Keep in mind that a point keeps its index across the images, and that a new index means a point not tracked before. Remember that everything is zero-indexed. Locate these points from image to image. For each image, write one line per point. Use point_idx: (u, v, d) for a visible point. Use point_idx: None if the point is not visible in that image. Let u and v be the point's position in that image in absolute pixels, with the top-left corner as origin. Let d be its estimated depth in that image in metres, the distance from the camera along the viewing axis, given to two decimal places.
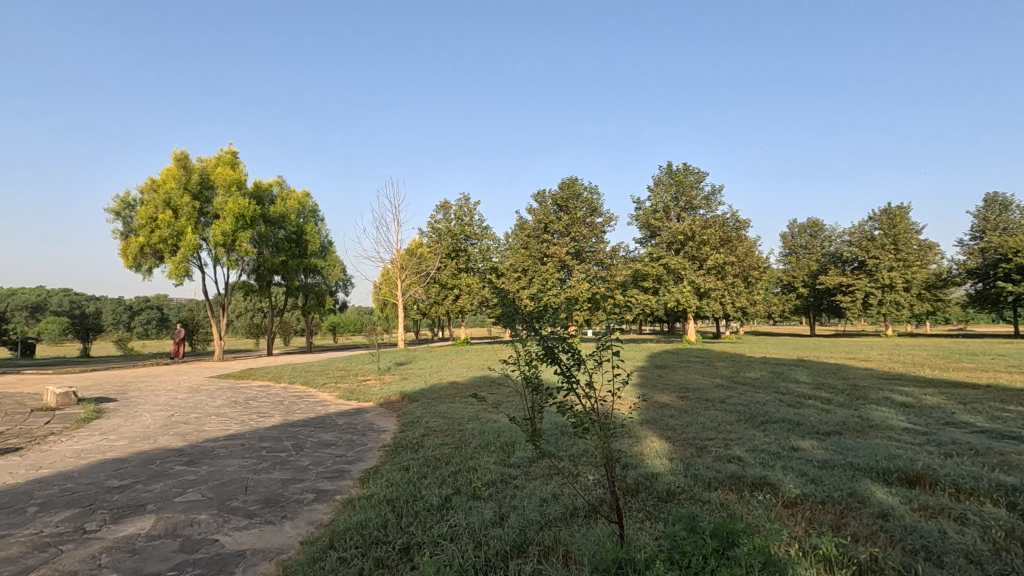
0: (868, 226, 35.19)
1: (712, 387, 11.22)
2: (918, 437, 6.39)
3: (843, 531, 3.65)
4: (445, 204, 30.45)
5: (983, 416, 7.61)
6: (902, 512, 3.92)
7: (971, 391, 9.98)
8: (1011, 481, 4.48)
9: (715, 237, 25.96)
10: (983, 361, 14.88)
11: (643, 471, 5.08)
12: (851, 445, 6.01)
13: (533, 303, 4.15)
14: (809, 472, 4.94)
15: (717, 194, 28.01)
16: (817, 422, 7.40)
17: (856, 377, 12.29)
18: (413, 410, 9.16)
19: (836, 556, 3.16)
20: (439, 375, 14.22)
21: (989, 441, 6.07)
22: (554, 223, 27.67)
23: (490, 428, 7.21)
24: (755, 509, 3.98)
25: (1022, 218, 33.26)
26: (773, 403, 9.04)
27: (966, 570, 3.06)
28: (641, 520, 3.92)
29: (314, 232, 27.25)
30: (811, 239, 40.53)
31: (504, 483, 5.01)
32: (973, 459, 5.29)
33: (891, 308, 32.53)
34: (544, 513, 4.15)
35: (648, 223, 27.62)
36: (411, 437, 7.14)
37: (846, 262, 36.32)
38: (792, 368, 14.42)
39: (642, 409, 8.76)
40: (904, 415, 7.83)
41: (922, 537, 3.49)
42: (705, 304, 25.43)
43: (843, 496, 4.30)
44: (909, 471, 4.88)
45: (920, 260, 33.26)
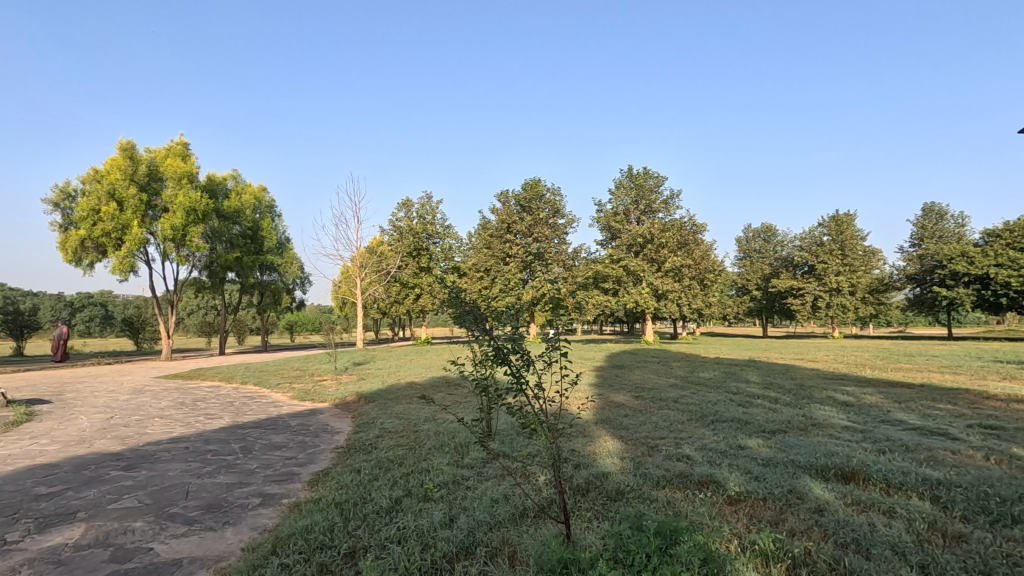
0: (817, 232, 36.71)
1: (667, 387, 11.47)
2: (855, 434, 6.69)
3: (781, 527, 3.79)
4: (407, 201, 30.05)
5: (916, 414, 8.02)
6: (836, 507, 4.09)
7: (906, 391, 10.50)
8: (937, 476, 4.74)
9: (673, 241, 26.57)
10: (918, 362, 15.82)
11: (594, 471, 5.12)
12: (794, 443, 6.25)
13: (491, 303, 4.17)
14: (752, 470, 5.09)
15: (675, 198, 28.66)
16: (763, 421, 7.65)
17: (803, 377, 12.77)
18: (368, 411, 9.05)
19: (772, 550, 3.27)
20: (398, 375, 14.05)
21: (920, 438, 6.41)
22: (516, 223, 27.71)
23: (446, 429, 7.19)
24: (699, 507, 4.08)
25: (955, 227, 35.41)
26: (723, 403, 9.28)
27: (890, 561, 3.21)
28: (589, 520, 3.96)
29: (270, 229, 26.48)
30: (764, 244, 41.93)
31: (456, 484, 5.00)
32: (904, 455, 5.57)
33: (838, 310, 33.96)
34: (493, 515, 4.15)
35: (608, 226, 28.01)
36: (365, 438, 7.05)
37: (797, 267, 37.85)
38: (744, 368, 14.88)
39: (597, 408, 8.85)
40: (843, 413, 8.21)
41: (853, 531, 3.65)
42: (663, 306, 25.99)
43: (782, 492, 4.46)
44: (845, 467, 5.11)
45: (865, 265, 34.92)
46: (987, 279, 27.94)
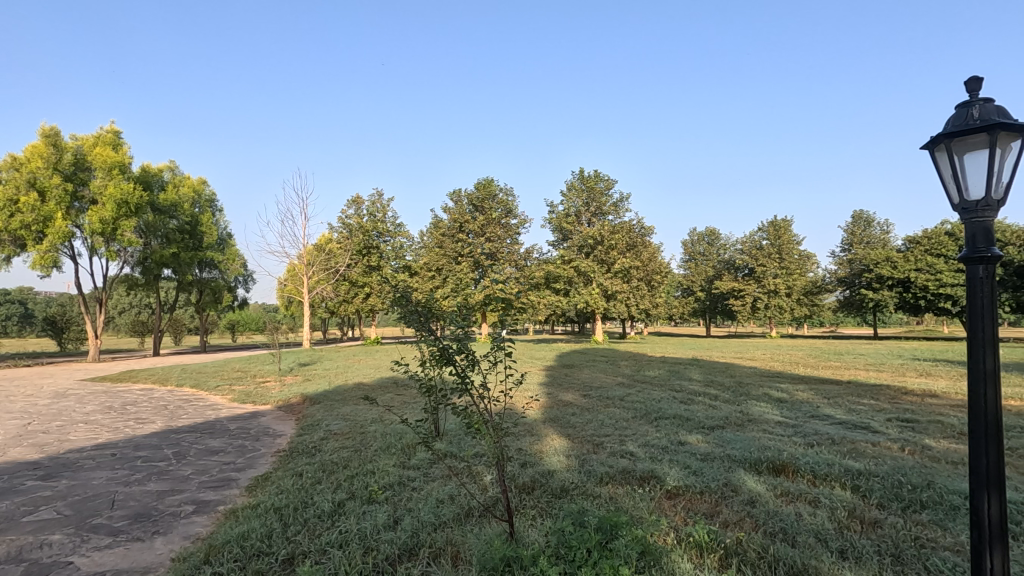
0: (758, 237, 38.39)
1: (613, 385, 11.73)
2: (787, 429, 7.06)
3: (715, 518, 3.95)
4: (357, 198, 29.35)
5: (842, 409, 8.56)
6: (766, 499, 4.30)
7: (835, 387, 11.16)
8: (857, 467, 5.07)
9: (622, 243, 27.19)
10: (846, 360, 16.86)
11: (539, 470, 5.17)
12: (731, 438, 6.53)
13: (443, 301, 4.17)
14: (691, 464, 5.29)
15: (624, 201, 29.36)
16: (703, 417, 7.96)
17: (741, 375, 13.36)
18: (313, 414, 8.78)
19: (707, 542, 3.41)
20: (345, 376, 13.73)
21: (845, 431, 6.83)
22: (468, 223, 27.59)
23: (393, 430, 7.08)
24: (639, 501, 4.21)
25: (881, 234, 37.88)
26: (667, 400, 9.58)
27: (812, 548, 3.42)
28: (533, 517, 4.00)
29: (210, 224, 25.29)
30: (708, 246, 43.45)
31: (401, 486, 4.93)
32: (829, 448, 5.93)
33: (775, 311, 35.64)
34: (438, 515, 4.13)
35: (560, 227, 28.31)
36: (310, 441, 6.85)
37: (738, 269, 39.47)
38: (687, 367, 15.39)
39: (545, 407, 8.93)
40: (777, 409, 8.65)
41: (781, 520, 3.86)
42: (612, 306, 26.53)
43: (717, 485, 4.66)
44: (776, 460, 5.38)
45: (800, 269, 36.79)
46: (908, 283, 30.05)
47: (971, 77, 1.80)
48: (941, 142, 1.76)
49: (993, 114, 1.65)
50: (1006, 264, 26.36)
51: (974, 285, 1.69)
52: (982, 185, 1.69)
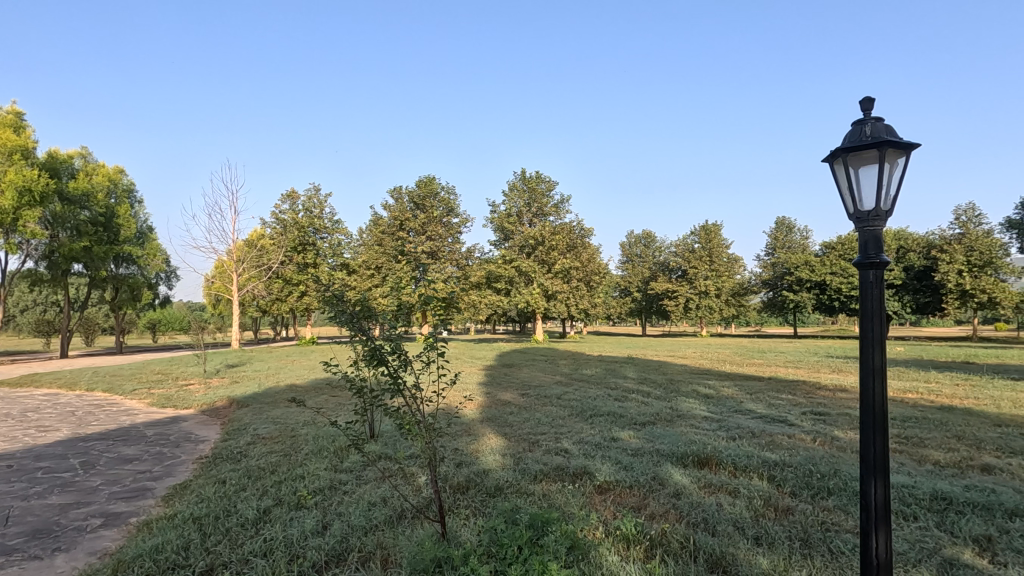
0: (690, 240, 40.05)
1: (551, 384, 11.91)
2: (712, 424, 7.41)
3: (643, 511, 4.09)
4: (292, 192, 28.22)
5: (763, 404, 9.08)
6: (690, 490, 4.51)
7: (757, 383, 11.86)
8: (774, 458, 5.39)
9: (563, 244, 27.64)
10: (767, 358, 17.93)
11: (474, 470, 5.17)
12: (660, 433, 6.78)
13: (383, 300, 4.15)
14: (622, 460, 5.46)
15: (565, 203, 29.81)
16: (636, 413, 8.24)
17: (673, 372, 13.92)
18: (241, 417, 8.38)
19: (633, 534, 3.53)
20: (276, 378, 13.17)
21: (764, 425, 7.26)
22: (409, 221, 27.15)
23: (325, 433, 6.86)
24: (571, 497, 4.31)
25: (800, 239, 40.47)
26: (603, 398, 9.83)
27: (731, 536, 3.60)
28: (466, 516, 4.01)
29: (128, 216, 23.56)
30: (644, 249, 44.85)
31: (332, 490, 4.79)
32: (749, 441, 6.28)
33: (705, 311, 37.38)
34: (369, 518, 4.06)
35: (501, 227, 28.40)
36: (235, 446, 6.52)
37: (672, 271, 41.03)
38: (623, 365, 15.88)
39: (483, 407, 8.93)
40: (704, 405, 9.06)
41: (703, 510, 4.05)
42: (552, 306, 26.92)
43: (646, 479, 4.82)
44: (701, 454, 5.63)
45: (728, 271, 38.70)
46: (824, 285, 32.30)
47: (864, 98, 1.95)
48: (839, 155, 1.89)
49: (882, 132, 1.80)
50: (907, 268, 28.93)
51: (865, 289, 1.84)
52: (873, 197, 1.83)
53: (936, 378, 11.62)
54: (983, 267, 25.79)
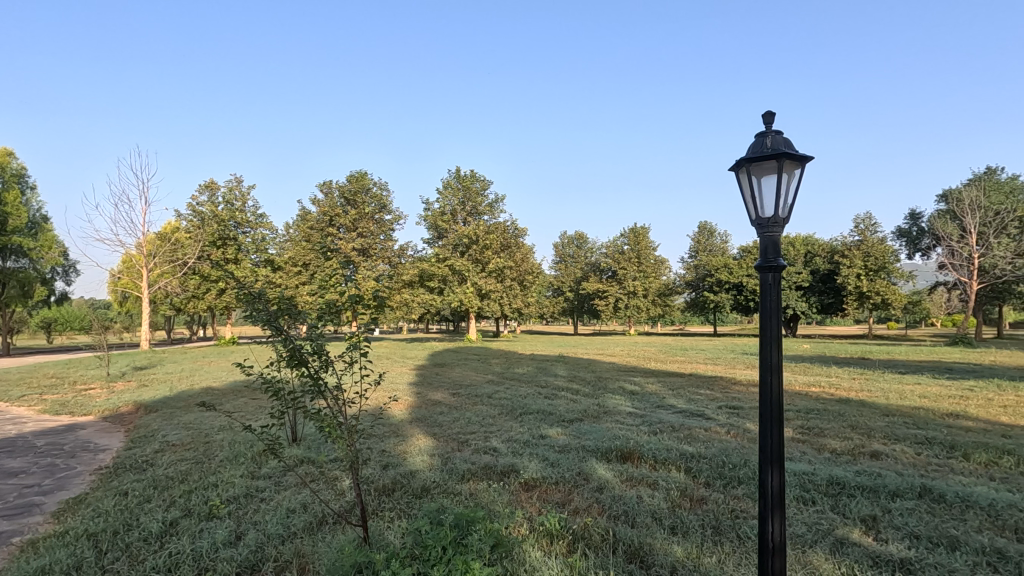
0: (620, 242, 41.36)
1: (483, 383, 11.93)
2: (636, 419, 7.70)
3: (566, 507, 4.18)
4: (212, 183, 26.53)
5: (683, 399, 9.55)
6: (613, 484, 4.65)
7: (678, 379, 12.43)
8: (691, 451, 5.66)
9: (497, 243, 27.72)
10: (689, 355, 18.83)
11: (401, 471, 5.09)
12: (587, 429, 6.95)
13: (304, 299, 3.96)
14: (549, 457, 5.54)
15: (499, 202, 29.85)
16: (564, 411, 8.40)
17: (601, 370, 14.32)
18: (148, 423, 7.77)
19: (557, 529, 3.60)
20: (190, 380, 12.32)
21: (684, 419, 7.62)
22: (340, 216, 26.30)
23: (242, 439, 6.50)
24: (497, 495, 4.33)
25: (720, 243, 42.84)
26: (533, 396, 9.94)
27: (650, 527, 3.74)
28: (391, 519, 3.93)
29: (18, 204, 21.30)
30: (576, 249, 45.69)
31: (249, 498, 4.55)
32: (669, 435, 6.56)
33: (633, 311, 38.70)
34: (287, 525, 3.89)
35: (435, 225, 28.06)
36: (140, 454, 6.05)
37: (603, 271, 42.23)
38: (554, 364, 16.16)
39: (413, 407, 8.80)
40: (630, 401, 9.40)
41: (624, 503, 4.19)
42: (485, 305, 26.95)
43: (571, 475, 4.94)
44: (624, 449, 5.82)
45: (655, 272, 40.31)
46: (741, 287, 34.36)
47: (766, 111, 2.08)
48: (743, 164, 2.00)
49: (781, 144, 1.93)
50: (814, 271, 31.33)
51: (764, 289, 1.97)
52: (772, 205, 1.96)
53: (836, 373, 12.68)
54: (878, 271, 28.31)
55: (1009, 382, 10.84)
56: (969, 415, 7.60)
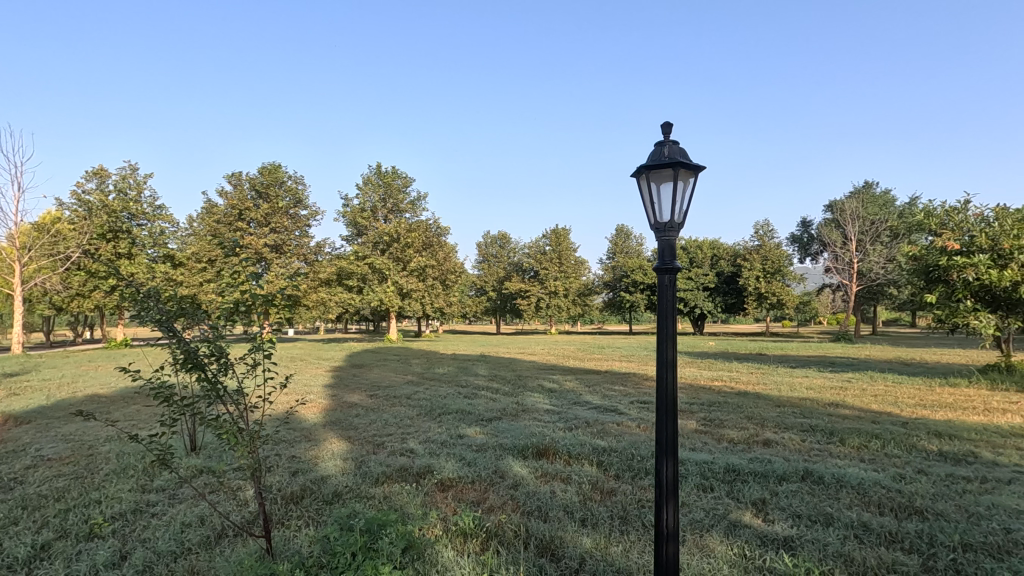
0: (542, 243, 42.17)
1: (403, 383, 11.70)
2: (553, 416, 7.88)
3: (481, 505, 4.19)
4: (102, 170, 24.11)
5: (598, 395, 9.90)
6: (528, 480, 4.74)
7: (595, 376, 12.86)
8: (603, 445, 5.88)
9: (419, 241, 27.31)
10: (606, 353, 19.53)
11: (311, 477, 4.88)
12: (505, 428, 7.02)
13: (203, 298, 3.68)
14: (466, 456, 5.54)
15: (421, 200, 29.43)
16: (484, 410, 8.43)
17: (522, 369, 14.52)
18: (18, 436, 6.92)
19: (471, 528, 3.60)
20: (72, 387, 11.10)
21: (598, 415, 7.89)
22: (250, 210, 24.72)
23: (132, 451, 5.95)
24: (413, 497, 4.26)
25: (636, 246, 44.83)
26: (453, 396, 9.89)
27: (562, 520, 3.85)
28: (298, 528, 3.76)
29: None
30: (499, 249, 45.91)
31: (138, 514, 4.18)
32: (584, 430, 6.77)
33: (555, 310, 39.52)
34: (181, 541, 3.62)
35: (354, 222, 27.15)
36: (7, 471, 5.38)
37: (526, 271, 42.88)
38: (475, 363, 16.20)
39: (326, 410, 8.47)
40: (548, 398, 9.61)
41: (538, 499, 4.28)
42: (407, 304, 26.47)
43: (488, 473, 4.97)
44: (540, 445, 5.94)
45: (576, 272, 41.43)
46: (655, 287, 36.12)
47: (664, 123, 2.19)
48: (643, 171, 2.10)
49: (676, 154, 2.04)
50: (719, 274, 33.63)
51: (662, 290, 2.08)
52: (668, 210, 2.07)
53: (736, 368, 13.65)
54: (774, 274, 30.81)
55: (880, 374, 12.18)
56: (847, 404, 8.46)
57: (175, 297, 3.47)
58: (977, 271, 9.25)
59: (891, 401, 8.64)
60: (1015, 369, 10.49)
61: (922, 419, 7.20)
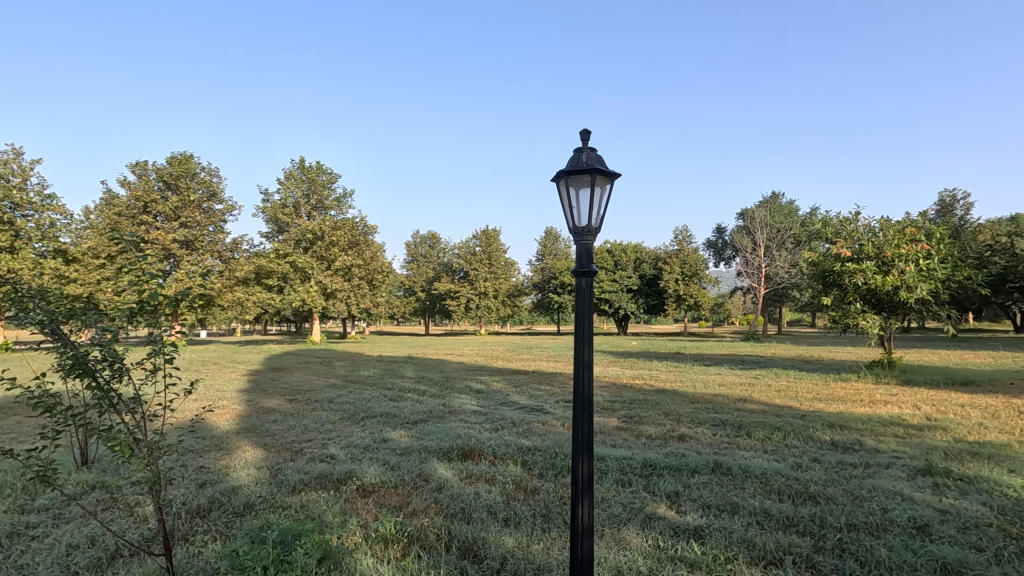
0: (472, 243, 42.12)
1: (325, 387, 11.28)
2: (480, 417, 7.91)
3: (403, 510, 4.12)
4: None
5: (525, 395, 10.03)
6: (452, 483, 4.72)
7: (522, 376, 13.03)
8: (528, 444, 5.95)
9: (344, 239, 26.45)
10: (534, 353, 19.82)
11: (221, 488, 4.59)
12: (431, 430, 6.94)
13: (97, 296, 3.33)
14: (389, 460, 5.42)
15: (347, 197, 28.53)
16: (409, 412, 8.31)
17: (449, 370, 14.46)
18: None
19: (392, 534, 3.53)
20: None
21: (524, 415, 8.00)
22: (157, 203, 22.88)
23: (7, 468, 5.32)
24: (331, 505, 4.11)
25: (564, 248, 45.81)
26: (377, 399, 9.68)
27: (485, 521, 3.85)
28: (204, 543, 3.53)
29: None
30: (429, 249, 45.41)
31: (13, 538, 3.74)
32: (509, 430, 6.83)
33: (484, 311, 39.60)
34: (65, 565, 3.28)
35: (275, 218, 25.84)
36: None
37: (455, 272, 42.67)
38: (402, 365, 15.93)
39: (240, 416, 8.02)
40: (475, 399, 9.63)
41: (462, 501, 4.26)
42: (331, 305, 25.58)
43: (411, 477, 4.89)
44: (465, 446, 5.93)
45: (505, 273, 41.72)
46: None
47: (582, 130, 2.25)
48: (562, 176, 2.15)
49: (594, 161, 2.11)
50: (642, 276, 35.05)
51: (580, 292, 2.14)
52: (586, 215, 2.12)
53: (656, 367, 14.29)
54: (692, 277, 32.55)
55: (783, 371, 13.20)
56: (754, 399, 9.08)
57: (62, 296, 3.10)
58: (865, 276, 10.27)
59: (792, 396, 9.38)
60: (895, 365, 11.70)
61: (817, 412, 7.87)
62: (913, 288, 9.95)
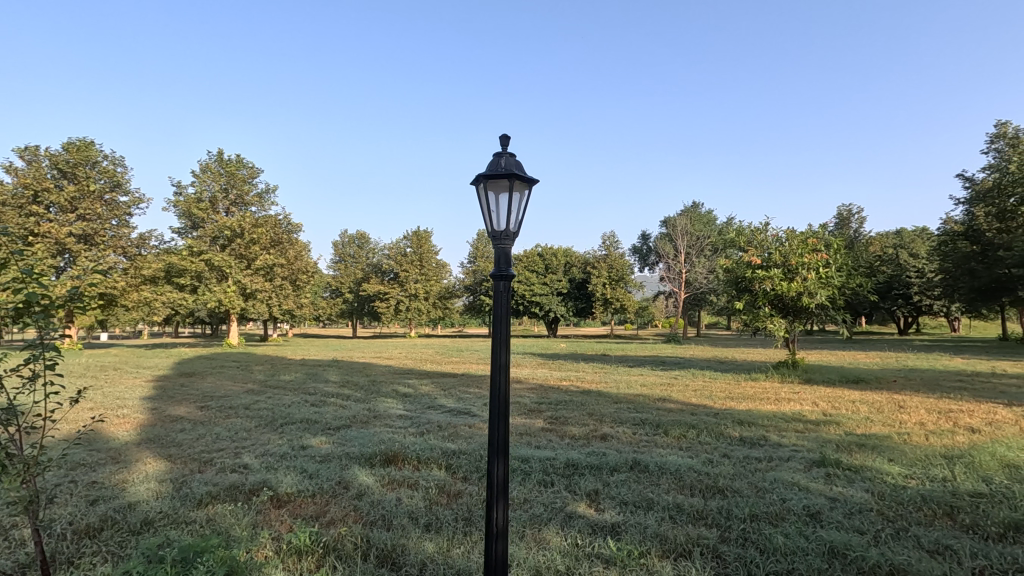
0: (402, 244, 41.31)
1: (240, 393, 10.64)
2: (405, 421, 7.77)
3: (320, 519, 3.97)
4: None
5: (453, 398, 9.96)
6: (373, 489, 4.60)
7: (451, 380, 12.91)
8: (453, 448, 5.91)
9: (266, 237, 25.16)
10: (464, 356, 19.73)
11: (116, 505, 4.21)
12: (353, 436, 6.74)
13: None
14: (307, 468, 5.21)
15: (269, 193, 27.19)
16: (331, 418, 8.01)
17: (376, 374, 14.09)
18: None
19: (307, 545, 3.39)
20: None
21: (450, 418, 7.93)
22: (50, 192, 20.73)
23: None
24: (241, 517, 3.89)
25: None
26: (297, 405, 9.27)
27: (406, 528, 3.78)
28: (92, 566, 3.22)
29: None
30: (357, 249, 44.11)
31: None
32: (435, 434, 6.75)
33: (414, 313, 38.97)
34: None
35: (189, 213, 24.14)
36: None
37: (384, 273, 41.68)
38: (326, 369, 15.33)
39: (142, 427, 7.39)
40: (401, 403, 9.43)
41: (383, 507, 4.16)
42: (250, 306, 24.22)
43: (330, 485, 4.72)
44: (388, 452, 5.79)
45: (436, 275, 41.26)
46: None
47: (502, 135, 2.26)
48: (481, 180, 2.15)
49: (512, 166, 2.13)
50: (572, 280, 35.87)
51: (497, 296, 2.15)
52: (505, 219, 2.15)
53: (582, 369, 14.61)
54: (618, 281, 33.68)
55: (699, 372, 13.90)
56: (674, 399, 9.50)
57: None
58: (772, 283, 11.04)
59: (708, 395, 9.90)
60: (798, 365, 12.60)
61: (729, 410, 8.35)
62: (813, 294, 10.86)
